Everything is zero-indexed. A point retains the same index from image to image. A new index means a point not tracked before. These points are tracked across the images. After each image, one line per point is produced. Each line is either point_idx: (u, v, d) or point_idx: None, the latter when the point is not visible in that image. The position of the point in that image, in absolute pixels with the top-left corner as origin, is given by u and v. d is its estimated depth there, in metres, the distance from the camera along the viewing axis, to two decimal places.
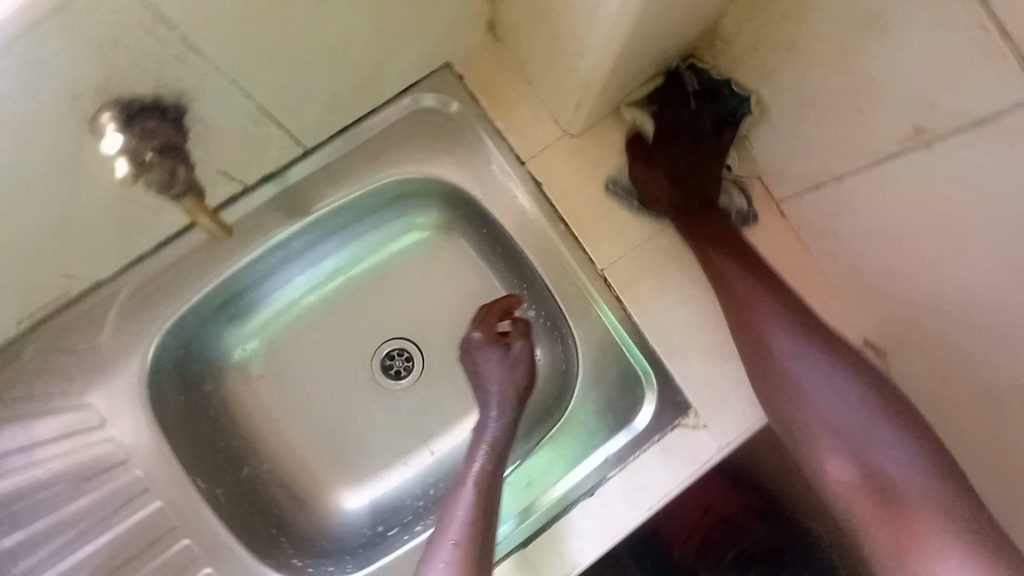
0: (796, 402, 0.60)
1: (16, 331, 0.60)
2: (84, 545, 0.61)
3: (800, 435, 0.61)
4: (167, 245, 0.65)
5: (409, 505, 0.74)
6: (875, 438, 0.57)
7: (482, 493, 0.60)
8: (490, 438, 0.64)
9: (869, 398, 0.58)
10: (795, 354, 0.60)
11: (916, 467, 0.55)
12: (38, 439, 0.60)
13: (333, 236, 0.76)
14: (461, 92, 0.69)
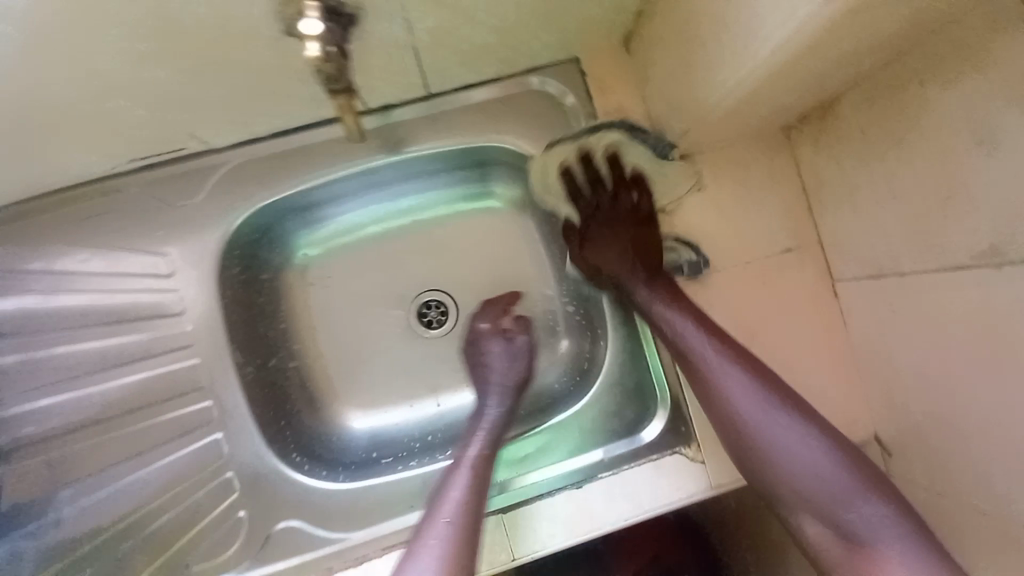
0: (759, 445, 0.58)
1: (125, 167, 0.65)
2: (132, 371, 0.70)
3: (765, 486, 0.59)
4: (276, 137, 0.68)
5: (406, 443, 0.78)
6: (840, 490, 0.55)
7: (478, 472, 0.64)
8: (487, 423, 0.71)
9: (797, 422, 0.58)
10: (755, 404, 0.59)
11: (888, 520, 0.52)
12: (120, 271, 0.67)
13: (420, 177, 0.79)
14: (579, 87, 0.72)
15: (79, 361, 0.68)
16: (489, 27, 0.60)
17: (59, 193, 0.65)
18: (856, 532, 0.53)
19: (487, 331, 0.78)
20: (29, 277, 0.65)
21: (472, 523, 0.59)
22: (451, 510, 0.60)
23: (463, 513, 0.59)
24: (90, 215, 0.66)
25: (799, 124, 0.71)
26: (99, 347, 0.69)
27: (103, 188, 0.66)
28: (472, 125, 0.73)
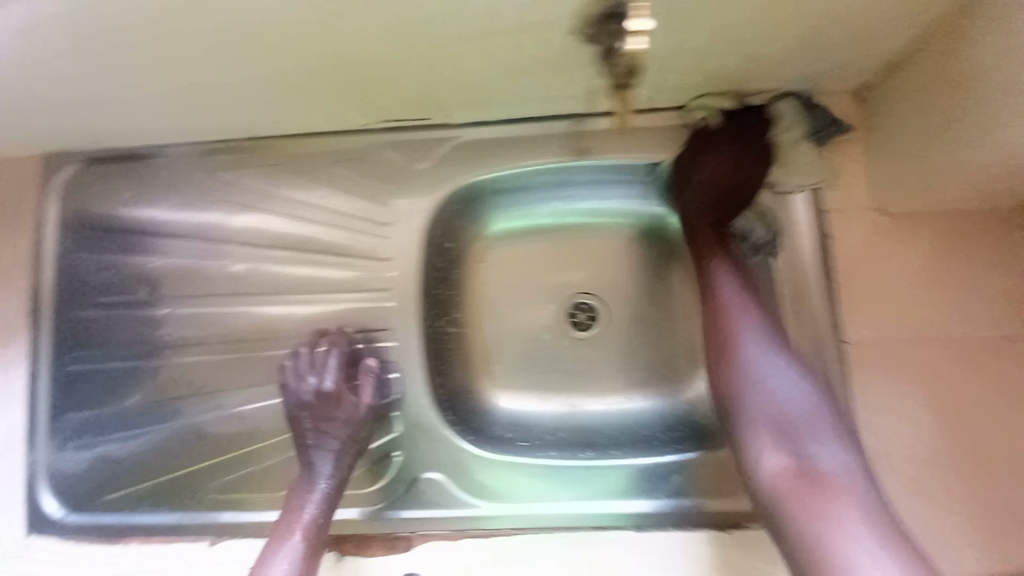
0: (761, 381, 0.61)
1: (377, 126, 0.74)
2: (331, 302, 0.77)
3: (742, 417, 0.61)
4: (504, 122, 0.75)
5: (541, 432, 0.80)
6: (807, 429, 0.58)
7: (313, 540, 0.64)
8: (322, 493, 0.67)
9: (808, 381, 0.61)
10: (742, 324, 0.65)
11: (842, 457, 0.57)
12: (349, 212, 0.76)
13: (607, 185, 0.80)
14: (803, 125, 0.70)
15: (292, 282, 0.77)
16: (745, 55, 0.60)
17: (313, 138, 0.76)
18: (814, 464, 0.56)
19: (312, 390, 0.71)
20: (277, 202, 0.77)
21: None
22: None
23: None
24: (336, 159, 0.76)
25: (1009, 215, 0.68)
26: (309, 274, 0.77)
27: (350, 140, 0.76)
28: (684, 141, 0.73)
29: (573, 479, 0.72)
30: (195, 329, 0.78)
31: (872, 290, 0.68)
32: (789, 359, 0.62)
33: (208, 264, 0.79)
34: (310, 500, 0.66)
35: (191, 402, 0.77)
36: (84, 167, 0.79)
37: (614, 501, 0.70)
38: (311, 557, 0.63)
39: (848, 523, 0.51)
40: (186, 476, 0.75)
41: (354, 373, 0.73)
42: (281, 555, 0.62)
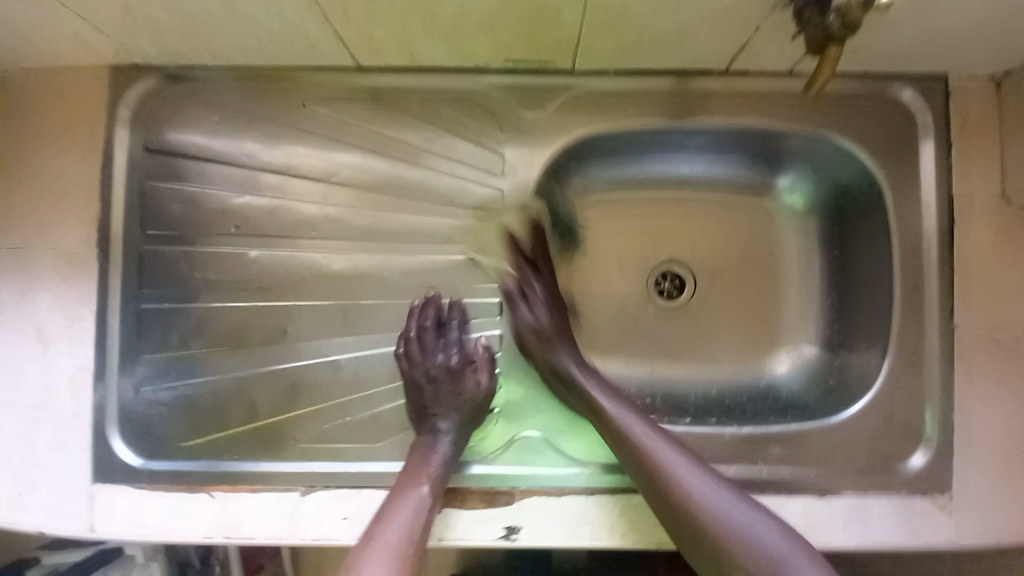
0: (646, 454, 0.63)
1: (496, 66, 0.69)
2: (433, 253, 0.74)
3: (655, 487, 0.62)
4: (629, 75, 0.70)
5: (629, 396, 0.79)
6: (694, 480, 0.61)
7: (426, 514, 0.63)
8: (437, 462, 0.66)
9: (659, 435, 0.64)
10: (624, 413, 0.66)
11: (725, 492, 0.61)
12: (458, 157, 0.72)
13: (716, 152, 0.78)
14: (940, 109, 0.69)
15: (395, 230, 0.74)
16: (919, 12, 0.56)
17: (425, 75, 0.70)
18: (716, 523, 0.59)
19: (437, 362, 0.71)
20: (384, 143, 0.72)
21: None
22: (387, 555, 0.59)
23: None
24: (448, 101, 0.71)
25: None
26: (414, 221, 0.73)
27: (465, 81, 0.70)
28: (811, 113, 0.70)
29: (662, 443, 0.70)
30: (288, 271, 0.74)
31: (991, 278, 0.67)
32: (638, 419, 0.66)
33: (302, 203, 0.74)
34: (424, 471, 0.65)
35: (284, 346, 0.74)
36: (167, 86, 0.72)
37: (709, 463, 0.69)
38: (422, 530, 0.62)
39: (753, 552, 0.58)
40: (274, 424, 0.72)
41: (474, 353, 0.73)
42: (394, 521, 0.62)
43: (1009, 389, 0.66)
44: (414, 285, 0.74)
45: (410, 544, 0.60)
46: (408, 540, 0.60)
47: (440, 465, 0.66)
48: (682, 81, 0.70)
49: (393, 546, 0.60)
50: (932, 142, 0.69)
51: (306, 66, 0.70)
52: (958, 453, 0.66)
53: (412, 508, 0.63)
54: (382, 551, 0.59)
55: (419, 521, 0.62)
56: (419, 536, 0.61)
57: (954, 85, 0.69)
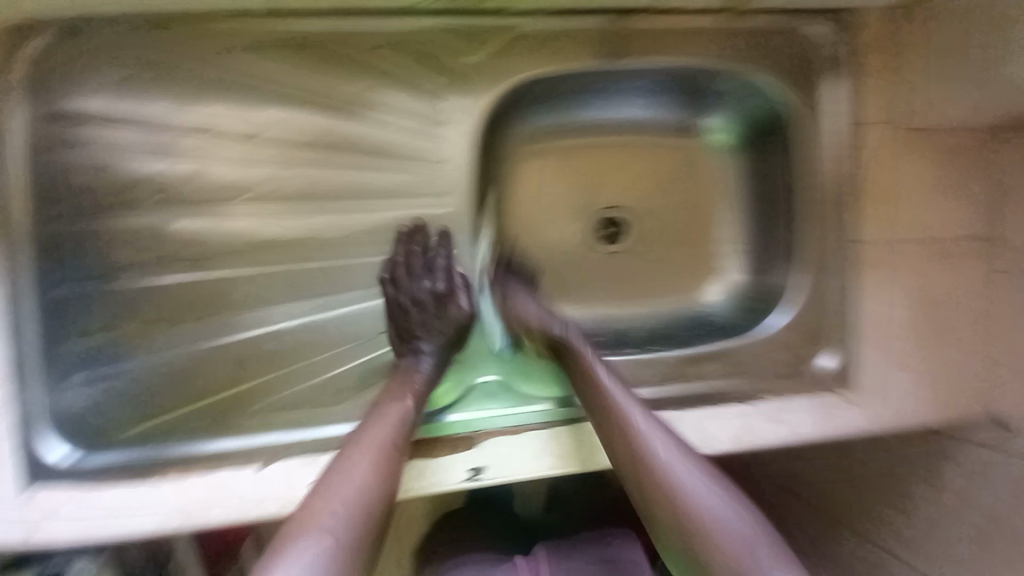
0: (643, 458, 0.59)
1: (424, 5, 0.65)
2: (377, 210, 0.73)
3: (648, 486, 0.57)
4: (563, 14, 0.69)
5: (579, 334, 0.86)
6: (686, 478, 0.57)
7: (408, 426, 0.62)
8: (419, 381, 0.66)
9: (652, 420, 0.62)
10: (623, 401, 0.62)
11: (714, 496, 0.56)
12: (393, 108, 0.70)
13: (647, 94, 0.83)
14: (846, 44, 0.74)
15: (338, 189, 0.72)
16: None
17: (344, 18, 0.64)
18: (709, 530, 0.54)
19: (423, 287, 0.69)
20: (315, 96, 0.69)
21: (375, 508, 0.54)
22: (373, 450, 0.57)
23: (361, 506, 0.53)
24: (375, 48, 0.67)
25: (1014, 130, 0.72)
26: (357, 179, 0.72)
27: (390, 24, 0.65)
28: (730, 54, 0.74)
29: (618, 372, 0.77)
30: (222, 241, 0.71)
31: (893, 197, 0.74)
32: (663, 440, 0.60)
33: (229, 168, 0.70)
34: (408, 382, 0.66)
35: (228, 319, 0.71)
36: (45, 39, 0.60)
37: (659, 387, 0.76)
38: (409, 431, 0.61)
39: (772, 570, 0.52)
40: (223, 398, 0.70)
41: (461, 278, 0.72)
42: (378, 424, 0.60)
43: (908, 295, 0.75)
44: (360, 242, 0.73)
45: (396, 442, 0.59)
46: (393, 440, 0.59)
47: (425, 381, 0.67)
48: (613, 21, 0.71)
49: (377, 444, 0.58)
50: (839, 74, 0.74)
51: (206, 14, 0.63)
52: (863, 353, 0.75)
53: (399, 411, 0.62)
54: (367, 447, 0.58)
55: (406, 424, 0.61)
56: (404, 436, 0.60)
57: (860, 18, 0.73)
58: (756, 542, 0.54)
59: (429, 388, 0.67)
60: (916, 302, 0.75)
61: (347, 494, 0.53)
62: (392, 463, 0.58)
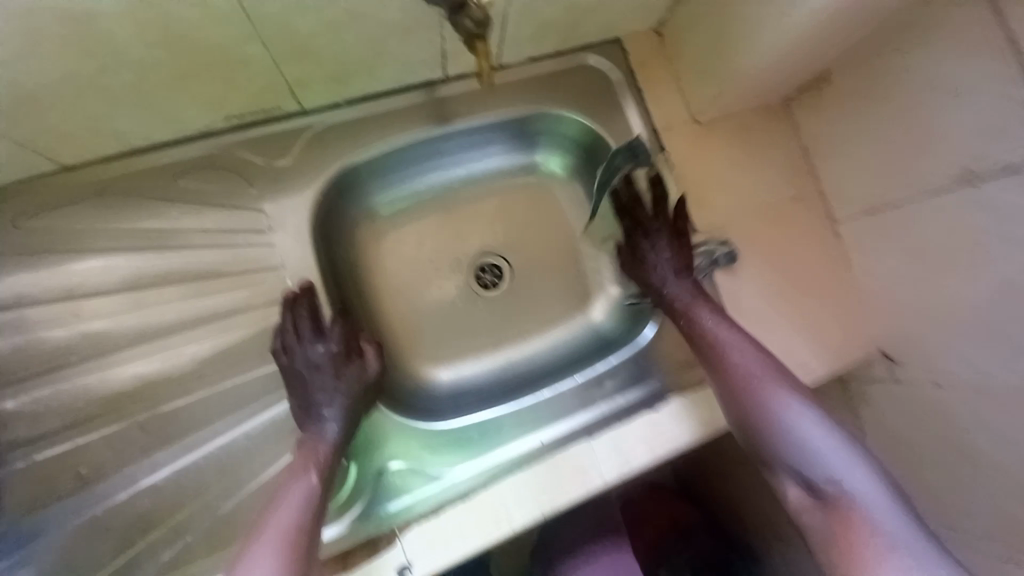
0: (750, 381, 0.65)
1: (221, 125, 0.66)
2: (223, 333, 0.68)
3: (743, 401, 0.65)
4: (362, 101, 0.73)
5: (486, 388, 0.83)
6: (790, 414, 0.63)
7: (312, 505, 0.59)
8: (325, 448, 0.62)
9: (767, 357, 0.67)
10: (733, 341, 0.68)
11: (829, 439, 0.61)
12: (212, 228, 0.68)
13: (475, 147, 0.86)
14: (623, 64, 0.84)
15: (170, 323, 0.66)
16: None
17: (145, 155, 0.65)
18: (818, 466, 0.60)
19: (317, 351, 0.66)
20: (119, 238, 0.64)
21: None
22: (277, 535, 0.56)
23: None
24: (179, 173, 0.66)
25: (798, 96, 0.87)
26: (189, 308, 0.67)
27: (192, 149, 0.67)
28: (532, 94, 0.81)
29: (509, 424, 0.75)
30: (51, 417, 0.62)
31: (707, 182, 0.83)
32: (778, 373, 0.65)
33: (40, 334, 0.63)
34: (313, 451, 0.62)
35: (75, 499, 0.62)
36: None
37: (553, 425, 0.75)
38: (320, 509, 0.59)
39: (846, 479, 0.59)
40: None
41: (358, 335, 0.70)
42: (285, 506, 0.58)
43: (753, 264, 0.83)
44: (215, 371, 0.67)
45: (302, 522, 0.57)
46: (299, 521, 0.57)
47: (328, 446, 0.63)
48: (414, 95, 0.75)
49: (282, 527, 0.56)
50: (628, 92, 0.84)
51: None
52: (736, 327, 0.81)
53: (302, 489, 0.59)
54: (274, 530, 0.56)
55: (311, 503, 0.59)
56: (310, 515, 0.58)
57: (628, 45, 0.84)
58: (840, 468, 0.59)
59: (336, 452, 0.63)
60: (761, 268, 0.83)
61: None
62: (297, 543, 0.56)
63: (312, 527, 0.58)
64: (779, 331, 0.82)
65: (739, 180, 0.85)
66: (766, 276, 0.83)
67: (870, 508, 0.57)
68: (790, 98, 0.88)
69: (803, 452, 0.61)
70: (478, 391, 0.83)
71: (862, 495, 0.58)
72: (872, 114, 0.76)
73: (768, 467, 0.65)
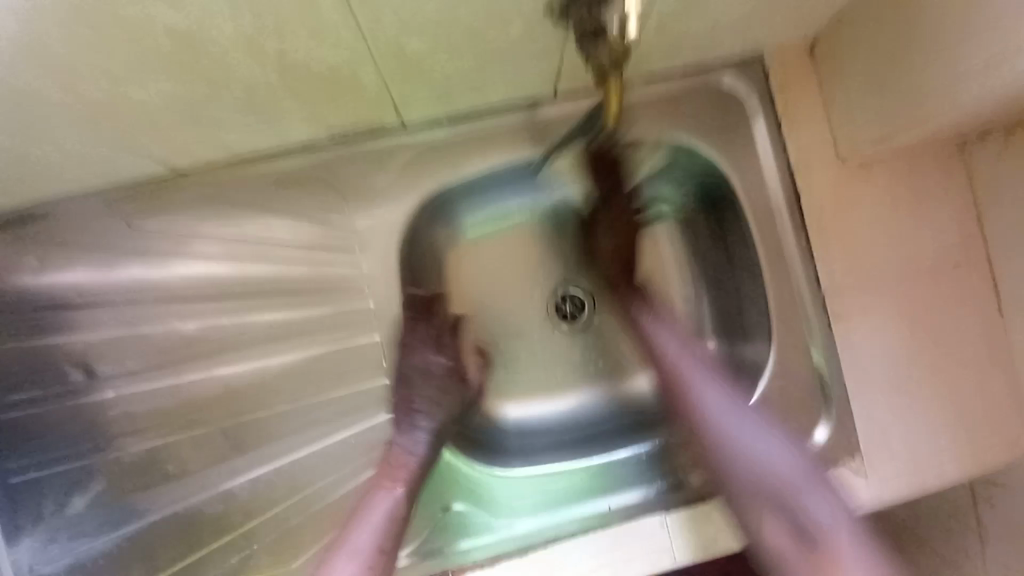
0: (687, 390, 0.75)
1: (323, 138, 0.64)
2: (302, 345, 0.69)
3: (735, 490, 0.71)
4: (465, 118, 0.68)
5: (558, 433, 0.80)
6: (732, 429, 0.72)
7: (394, 529, 0.65)
8: (411, 463, 0.67)
9: (792, 462, 0.70)
10: (708, 408, 0.74)
11: (791, 465, 0.70)
12: (302, 241, 0.68)
13: (574, 173, 0.78)
14: (762, 86, 0.72)
15: (264, 331, 0.68)
16: (711, 18, 0.59)
17: (249, 163, 0.64)
18: (749, 459, 0.71)
19: (431, 359, 0.72)
20: (223, 245, 0.66)
21: (404, 516, 0.65)
22: (405, 470, 0.67)
23: (400, 504, 0.65)
24: (281, 185, 0.66)
25: (978, 139, 0.74)
26: (281, 317, 0.69)
27: (293, 161, 0.65)
28: (650, 118, 0.72)
29: (581, 483, 0.75)
30: (158, 406, 0.67)
31: (846, 234, 0.72)
32: (782, 443, 0.71)
33: (153, 329, 0.67)
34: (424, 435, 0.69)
35: (170, 486, 0.67)
36: None
37: (625, 493, 0.74)
38: (397, 529, 0.65)
39: (817, 501, 0.69)
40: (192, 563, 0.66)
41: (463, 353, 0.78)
42: (405, 463, 0.67)
43: (889, 336, 0.72)
44: (299, 382, 0.68)
45: (419, 473, 0.68)
46: (415, 472, 0.67)
47: (436, 438, 0.70)
48: (522, 114, 0.69)
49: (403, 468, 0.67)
50: (764, 121, 0.72)
51: (110, 180, 0.62)
52: (857, 407, 0.72)
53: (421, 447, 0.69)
54: (398, 476, 0.66)
55: (425, 462, 0.68)
56: (424, 469, 0.68)
57: (773, 62, 0.71)
58: (792, 487, 0.70)
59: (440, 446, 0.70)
60: (901, 342, 0.72)
61: (391, 493, 0.66)
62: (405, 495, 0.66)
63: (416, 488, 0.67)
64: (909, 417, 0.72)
65: (887, 236, 0.72)
66: (907, 351, 0.72)
67: (788, 481, 0.70)
68: (969, 139, 0.75)
69: (750, 479, 0.70)
70: (550, 435, 0.79)
71: (795, 484, 0.69)
72: None
73: (731, 500, 0.71)
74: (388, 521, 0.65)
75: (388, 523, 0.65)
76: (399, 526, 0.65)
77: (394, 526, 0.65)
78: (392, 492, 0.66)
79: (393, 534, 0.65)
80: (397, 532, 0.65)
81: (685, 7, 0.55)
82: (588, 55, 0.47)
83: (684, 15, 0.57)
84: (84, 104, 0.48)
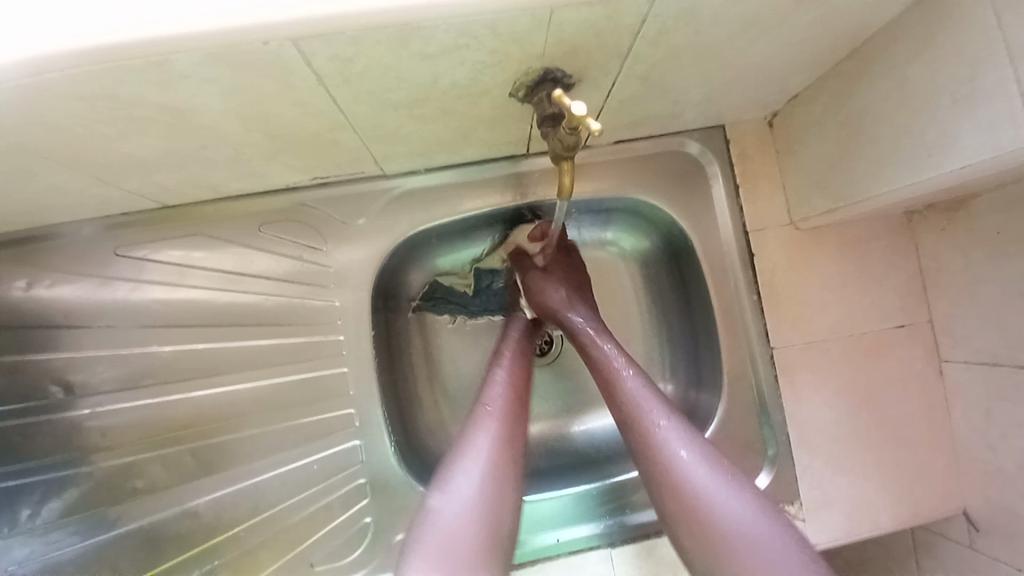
0: (631, 405, 0.62)
1: (308, 181, 0.69)
2: (273, 373, 0.72)
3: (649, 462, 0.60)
4: (442, 168, 0.72)
5: (534, 460, 0.83)
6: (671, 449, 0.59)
7: (514, 393, 0.67)
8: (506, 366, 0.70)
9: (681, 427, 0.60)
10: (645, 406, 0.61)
11: (734, 500, 0.56)
12: (282, 273, 0.72)
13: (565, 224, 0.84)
14: (723, 153, 0.77)
15: (238, 358, 0.72)
16: (669, 96, 0.63)
17: (238, 201, 0.70)
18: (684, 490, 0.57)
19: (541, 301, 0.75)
20: (206, 277, 0.71)
21: (520, 433, 0.65)
22: (500, 398, 0.66)
23: (510, 429, 0.64)
24: (264, 223, 0.71)
25: (923, 211, 0.74)
26: (255, 346, 0.72)
27: (278, 199, 0.70)
28: (616, 176, 0.77)
29: (540, 514, 0.76)
30: (133, 423, 0.70)
31: (797, 295, 0.75)
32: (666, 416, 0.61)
33: (133, 351, 0.71)
34: (509, 360, 0.71)
35: (139, 501, 0.70)
36: None
37: (576, 527, 0.75)
38: (526, 384, 0.70)
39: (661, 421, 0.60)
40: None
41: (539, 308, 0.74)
42: (496, 403, 0.65)
43: (831, 395, 0.75)
44: (268, 408, 0.72)
45: (519, 389, 0.68)
46: (510, 408, 0.66)
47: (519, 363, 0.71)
48: (497, 166, 0.73)
49: (501, 397, 0.66)
50: (722, 185, 0.77)
51: (121, 213, 0.68)
52: (796, 461, 0.75)
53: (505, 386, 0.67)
54: (495, 406, 0.65)
55: (513, 390, 0.67)
56: (520, 402, 0.67)
57: (733, 132, 0.76)
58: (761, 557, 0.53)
59: (526, 369, 0.71)
60: (843, 401, 0.75)
61: (491, 430, 0.63)
62: (518, 408, 0.66)
63: (524, 402, 0.68)
64: (850, 475, 0.74)
65: (830, 301, 0.75)
66: (848, 410, 0.75)
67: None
68: (914, 210, 0.75)
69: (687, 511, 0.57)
70: None
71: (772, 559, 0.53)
72: (1006, 268, 0.65)
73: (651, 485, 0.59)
74: (498, 447, 0.62)
75: (513, 451, 0.63)
76: (516, 448, 0.64)
77: (506, 475, 0.61)
78: (494, 434, 0.63)
79: (500, 487, 0.60)
80: (511, 465, 0.62)
81: (642, 92, 0.60)
82: (550, 138, 0.54)
83: (640, 95, 0.61)
84: (85, 157, 0.52)
